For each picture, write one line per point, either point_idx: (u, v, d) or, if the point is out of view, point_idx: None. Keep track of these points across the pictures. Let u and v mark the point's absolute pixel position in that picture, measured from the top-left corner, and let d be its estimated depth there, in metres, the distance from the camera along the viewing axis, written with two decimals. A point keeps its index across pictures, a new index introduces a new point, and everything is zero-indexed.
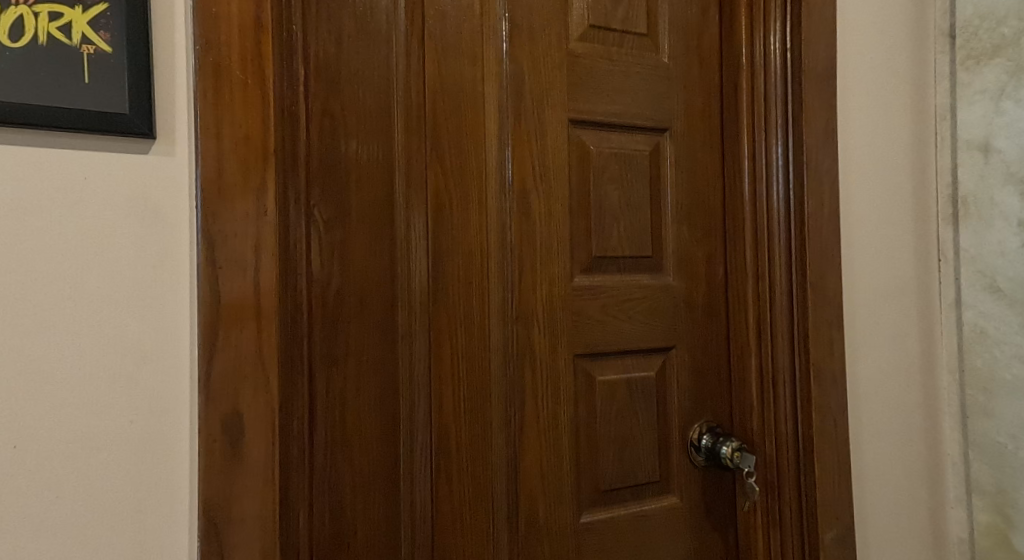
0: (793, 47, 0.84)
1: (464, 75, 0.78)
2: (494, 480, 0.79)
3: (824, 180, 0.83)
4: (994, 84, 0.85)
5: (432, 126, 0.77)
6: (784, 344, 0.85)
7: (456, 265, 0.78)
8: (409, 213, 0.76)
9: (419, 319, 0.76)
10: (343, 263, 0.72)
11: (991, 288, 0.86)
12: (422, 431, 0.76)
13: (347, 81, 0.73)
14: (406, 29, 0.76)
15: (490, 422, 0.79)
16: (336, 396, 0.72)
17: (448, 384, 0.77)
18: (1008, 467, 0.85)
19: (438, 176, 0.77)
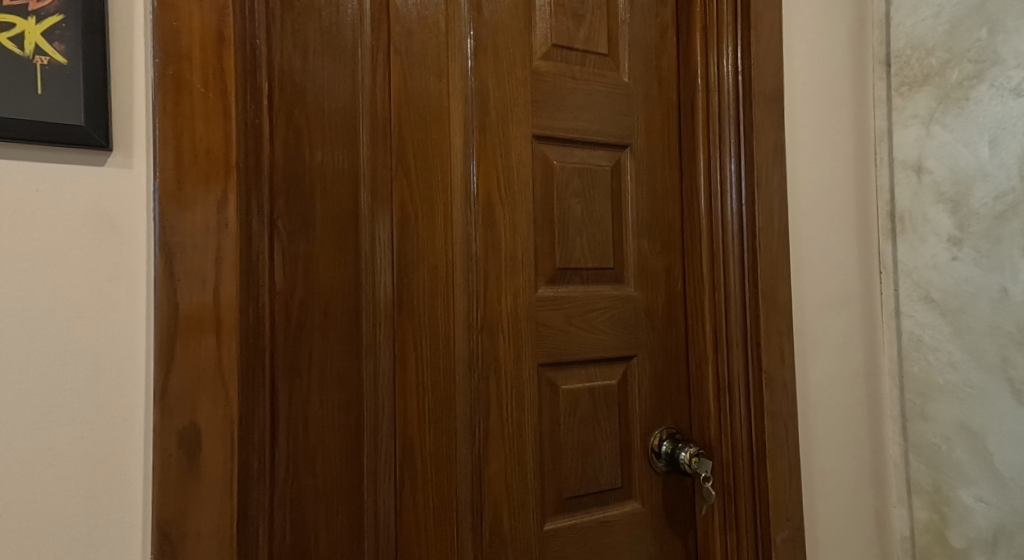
0: (743, 70, 0.88)
1: (430, 91, 0.80)
2: (458, 489, 0.80)
3: (773, 196, 0.88)
4: (925, 108, 0.91)
5: (398, 139, 0.78)
6: (739, 352, 0.89)
7: (421, 276, 0.79)
8: (374, 225, 0.77)
9: (384, 329, 0.77)
10: (308, 274, 0.73)
11: (925, 299, 0.92)
12: (386, 441, 0.77)
13: (312, 96, 0.74)
14: (372, 45, 0.78)
15: (455, 432, 0.80)
16: (300, 406, 0.72)
17: (412, 394, 0.78)
18: (944, 467, 0.91)
19: (403, 190, 0.79)
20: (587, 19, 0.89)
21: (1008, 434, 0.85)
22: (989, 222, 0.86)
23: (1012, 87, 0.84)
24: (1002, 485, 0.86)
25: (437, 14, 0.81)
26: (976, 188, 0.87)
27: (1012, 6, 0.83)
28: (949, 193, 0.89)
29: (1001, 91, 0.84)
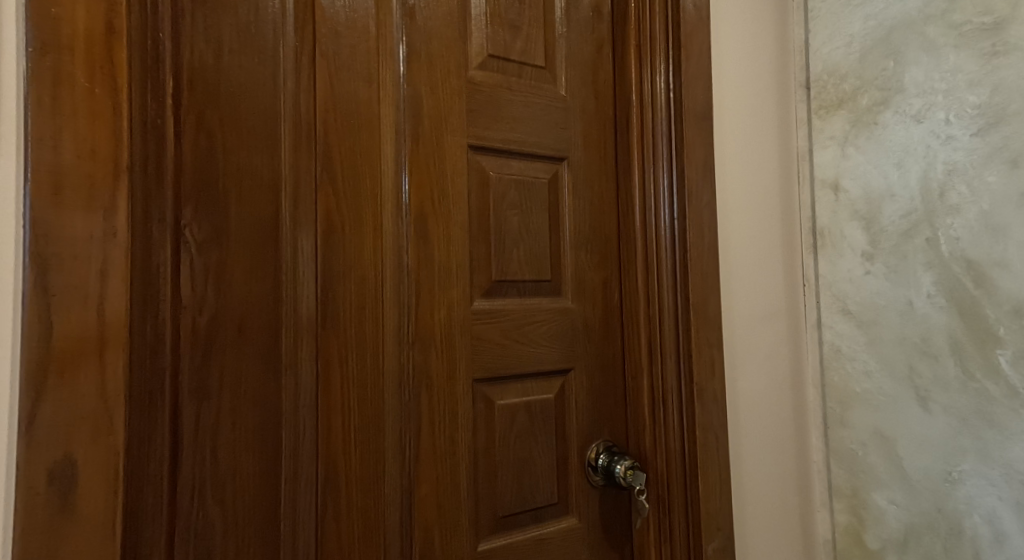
0: (674, 87, 0.91)
1: (359, 96, 0.76)
2: (386, 513, 0.76)
3: (703, 212, 0.90)
4: (840, 130, 0.97)
5: (323, 144, 0.74)
6: (672, 364, 0.90)
7: (348, 289, 0.75)
8: (297, 235, 0.72)
9: (306, 345, 0.72)
10: (221, 287, 0.68)
11: (843, 311, 0.97)
12: (307, 466, 0.72)
13: (228, 96, 0.69)
14: (296, 45, 0.73)
15: (383, 453, 0.76)
16: (208, 430, 0.67)
17: (336, 413, 0.73)
18: (861, 472, 0.96)
19: (329, 198, 0.74)
20: (522, 31, 0.89)
21: (916, 439, 0.90)
22: (896, 238, 0.91)
23: (913, 114, 0.89)
24: (912, 489, 0.90)
25: (367, 18, 0.77)
26: (885, 207, 0.92)
27: (912, 38, 0.90)
28: (862, 211, 0.95)
29: (905, 117, 0.90)
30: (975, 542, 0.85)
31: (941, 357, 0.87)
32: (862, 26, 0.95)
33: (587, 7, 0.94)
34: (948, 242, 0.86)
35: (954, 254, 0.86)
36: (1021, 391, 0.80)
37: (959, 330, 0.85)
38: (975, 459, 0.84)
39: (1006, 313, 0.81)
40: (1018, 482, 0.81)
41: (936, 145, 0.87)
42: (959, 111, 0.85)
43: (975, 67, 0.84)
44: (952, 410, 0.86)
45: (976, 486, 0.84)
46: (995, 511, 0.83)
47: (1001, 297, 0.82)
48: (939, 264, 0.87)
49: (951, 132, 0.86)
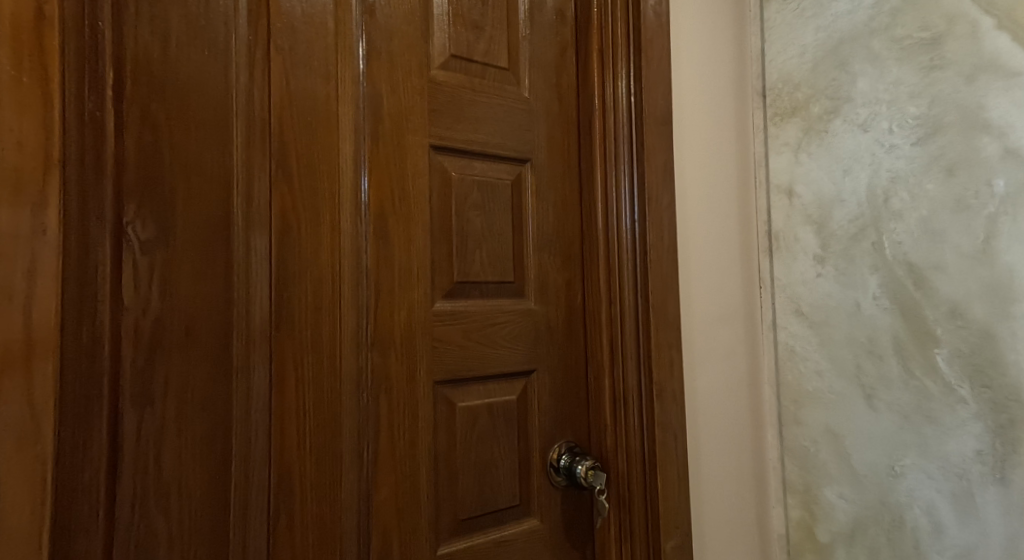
0: (636, 92, 0.92)
1: (316, 92, 0.74)
2: (343, 521, 0.73)
3: (663, 214, 0.92)
4: (794, 137, 1.01)
5: (277, 141, 0.71)
6: (633, 365, 0.91)
7: (303, 291, 0.72)
8: (250, 233, 0.69)
9: (259, 348, 0.69)
10: (165, 288, 0.64)
11: (797, 313, 1.01)
12: (259, 473, 0.68)
13: (174, 87, 0.66)
14: (249, 37, 0.70)
15: (340, 459, 0.73)
16: (152, 436, 0.63)
17: (291, 419, 0.70)
18: (812, 468, 0.99)
19: (283, 196, 0.71)
20: (486, 32, 0.88)
21: (862, 436, 0.93)
22: (845, 241, 0.95)
23: (860, 123, 0.93)
24: (858, 483, 0.94)
25: (325, 14, 0.75)
26: (835, 212, 0.96)
27: (859, 51, 0.93)
28: (814, 215, 0.98)
29: (853, 126, 0.94)
30: (915, 533, 0.88)
31: (885, 356, 0.91)
32: (813, 37, 0.99)
33: (550, 10, 0.94)
34: (892, 246, 0.90)
35: (897, 257, 0.90)
36: (956, 388, 0.85)
37: (902, 330, 0.89)
38: (915, 454, 0.88)
39: (944, 314, 0.85)
40: (954, 475, 0.85)
41: (881, 154, 0.91)
42: (900, 121, 0.89)
43: (915, 79, 0.88)
44: (895, 407, 0.90)
45: (916, 480, 0.88)
46: (934, 503, 0.87)
47: (939, 299, 0.86)
48: (884, 266, 0.91)
49: (893, 141, 0.90)
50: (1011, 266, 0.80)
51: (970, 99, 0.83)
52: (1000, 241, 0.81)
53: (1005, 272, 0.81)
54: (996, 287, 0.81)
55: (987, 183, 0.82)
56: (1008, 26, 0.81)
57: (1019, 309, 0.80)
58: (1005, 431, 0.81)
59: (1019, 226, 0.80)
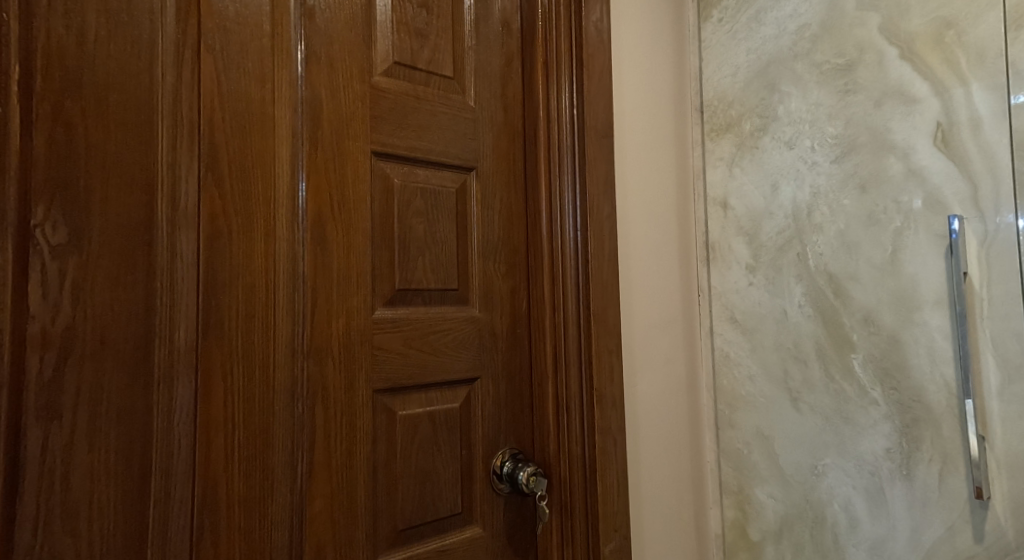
0: (578, 105, 0.95)
1: (248, 94, 0.72)
2: (273, 533, 0.71)
3: (604, 224, 0.95)
4: (728, 153, 1.06)
5: (207, 145, 0.70)
6: (575, 371, 0.93)
7: (234, 298, 0.71)
8: (173, 235, 0.67)
9: (183, 358, 0.67)
10: (78, 295, 0.63)
11: (731, 320, 1.05)
12: (180, 488, 0.66)
13: (91, 86, 0.64)
14: (178, 38, 0.69)
15: (272, 471, 0.72)
16: (60, 453, 0.61)
17: (217, 429, 0.69)
18: (745, 469, 1.03)
19: (213, 201, 0.70)
20: (430, 40, 0.89)
21: (789, 437, 0.98)
22: (773, 252, 1.00)
23: (786, 140, 0.98)
24: (785, 482, 0.98)
25: (260, 16, 0.74)
26: (764, 224, 1.01)
27: (785, 72, 0.98)
28: (746, 226, 1.03)
29: (780, 143, 0.99)
30: (834, 528, 0.93)
31: (809, 362, 0.96)
32: (745, 58, 1.04)
33: (496, 22, 0.95)
34: (814, 257, 0.95)
35: (819, 267, 0.94)
36: (869, 390, 0.90)
37: (824, 337, 0.94)
38: (834, 453, 0.93)
39: (859, 321, 0.90)
40: (868, 472, 0.90)
41: (804, 170, 0.96)
42: (821, 140, 0.94)
43: (833, 101, 0.93)
44: (818, 410, 0.95)
45: (835, 478, 0.93)
46: (851, 501, 0.91)
47: (854, 307, 0.91)
48: (807, 277, 0.96)
49: (815, 158, 0.95)
50: (914, 276, 0.85)
51: (880, 121, 0.89)
52: (906, 253, 0.86)
53: (910, 281, 0.86)
54: (903, 296, 0.86)
55: (895, 199, 0.87)
56: (910, 56, 0.86)
57: (921, 316, 0.85)
58: (910, 430, 0.86)
59: (921, 240, 0.85)
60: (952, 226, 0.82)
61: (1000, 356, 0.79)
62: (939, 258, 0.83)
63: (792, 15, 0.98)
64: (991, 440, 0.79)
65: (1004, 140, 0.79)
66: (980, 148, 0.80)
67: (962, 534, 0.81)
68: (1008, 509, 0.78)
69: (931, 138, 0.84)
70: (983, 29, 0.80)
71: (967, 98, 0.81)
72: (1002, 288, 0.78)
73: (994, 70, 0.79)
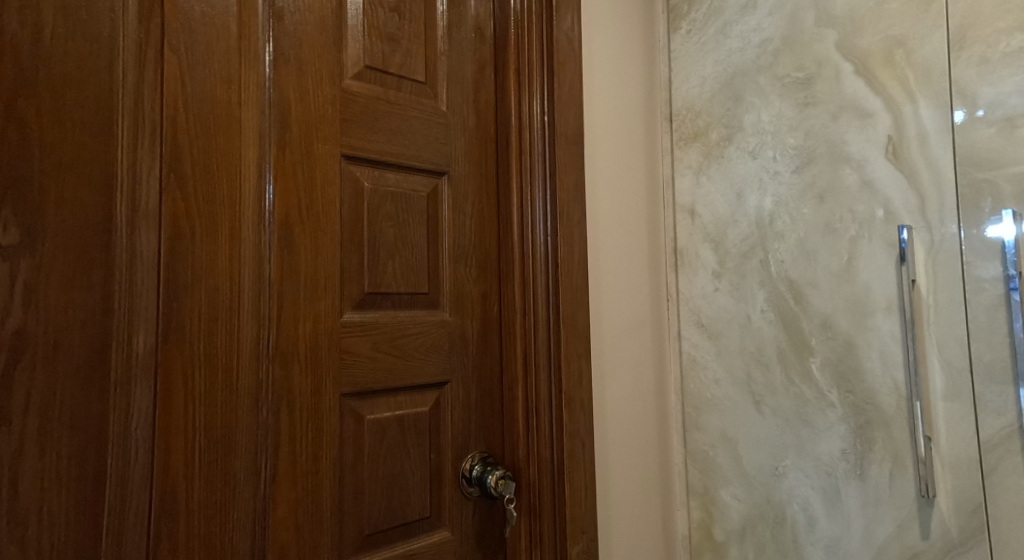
0: (549, 112, 0.96)
1: (214, 95, 0.72)
2: (235, 539, 0.70)
3: (574, 229, 0.96)
4: (696, 161, 1.08)
5: (170, 145, 0.69)
6: (544, 375, 0.94)
7: (198, 301, 0.70)
8: (133, 236, 0.67)
9: (141, 361, 0.66)
10: (31, 297, 0.61)
11: (698, 325, 1.07)
12: (137, 495, 0.65)
13: (47, 83, 0.63)
14: (141, 36, 0.68)
15: (234, 476, 0.71)
16: (8, 459, 0.60)
17: (177, 435, 0.68)
18: (710, 471, 1.05)
19: (176, 203, 0.69)
20: (402, 45, 0.89)
21: (752, 439, 1.00)
22: (737, 259, 1.02)
23: (750, 150, 1.00)
24: (748, 484, 1.00)
25: (228, 17, 0.73)
26: (729, 231, 1.03)
27: (749, 84, 1.01)
28: (712, 233, 1.05)
29: (744, 153, 1.01)
30: (794, 528, 0.95)
31: (771, 365, 0.98)
32: (712, 70, 1.06)
33: (469, 28, 0.96)
34: (776, 264, 0.97)
35: (781, 274, 0.97)
36: (827, 393, 0.92)
37: (785, 342, 0.96)
38: (794, 455, 0.95)
39: (817, 326, 0.93)
40: (826, 472, 0.92)
41: (767, 179, 0.99)
42: (782, 151, 0.97)
43: (793, 114, 0.96)
44: (779, 412, 0.97)
45: (795, 478, 0.95)
46: (809, 501, 0.94)
47: (813, 312, 0.93)
48: (769, 283, 0.98)
49: (777, 168, 0.97)
50: (868, 283, 0.88)
51: (836, 133, 0.91)
52: (860, 261, 0.89)
53: (864, 288, 0.89)
54: (858, 302, 0.89)
55: (851, 209, 0.90)
56: (864, 73, 0.89)
57: (874, 321, 0.88)
58: (864, 432, 0.89)
59: (874, 248, 0.88)
60: (901, 236, 0.85)
61: (945, 361, 0.82)
62: (890, 266, 0.86)
63: (755, 29, 1.01)
64: (936, 440, 0.82)
65: (948, 155, 0.82)
66: (926, 161, 0.83)
67: (910, 531, 0.84)
68: (952, 507, 0.81)
69: (883, 151, 0.87)
70: (930, 49, 0.83)
71: (916, 114, 0.84)
72: (947, 295, 0.81)
73: (939, 88, 0.82)
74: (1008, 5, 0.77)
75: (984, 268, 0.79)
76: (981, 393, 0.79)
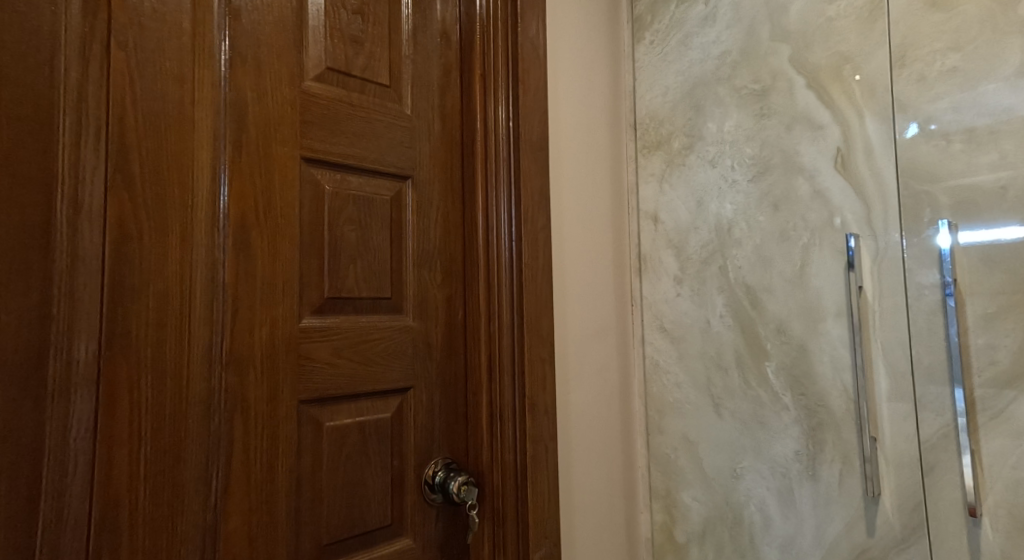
0: (514, 119, 0.96)
1: (165, 94, 0.70)
2: (182, 552, 0.69)
3: (539, 234, 0.96)
4: (659, 169, 1.09)
5: (116, 145, 0.67)
6: (508, 380, 0.94)
7: (145, 305, 0.68)
8: (75, 238, 0.65)
9: (82, 368, 0.65)
10: None
11: (660, 329, 1.09)
12: (75, 508, 0.64)
13: None
14: (86, 32, 0.66)
15: (182, 486, 0.69)
16: None
17: (120, 444, 0.66)
18: (673, 473, 1.06)
19: (122, 204, 0.67)
20: (366, 48, 0.88)
21: (711, 442, 1.01)
22: (698, 265, 1.04)
23: (709, 159, 1.02)
24: (707, 485, 1.01)
25: (181, 14, 0.72)
26: (690, 238, 1.05)
27: (709, 95, 1.03)
28: (674, 239, 1.07)
29: (704, 161, 1.03)
30: (751, 528, 0.97)
31: (729, 369, 1.00)
32: (674, 80, 1.08)
33: (435, 33, 0.96)
34: (734, 270, 0.99)
35: (738, 280, 0.99)
36: (780, 396, 0.94)
37: (743, 348, 0.98)
38: (751, 456, 0.97)
39: (772, 331, 0.95)
40: (780, 473, 0.94)
41: (725, 188, 1.00)
42: (739, 160, 0.99)
43: (750, 124, 0.98)
44: (737, 415, 0.99)
45: (752, 479, 0.97)
46: (765, 501, 0.95)
47: (768, 317, 0.96)
48: (728, 289, 1.00)
49: (735, 177, 0.99)
50: (819, 289, 0.91)
51: (790, 144, 0.94)
52: (812, 267, 0.91)
53: (815, 294, 0.91)
54: (810, 308, 0.91)
55: (803, 218, 0.92)
56: (815, 86, 0.92)
57: (825, 326, 0.90)
58: (815, 433, 0.91)
59: (824, 255, 0.90)
60: (849, 244, 0.87)
61: (889, 365, 0.84)
62: (840, 272, 0.88)
63: (715, 41, 1.03)
64: (881, 440, 0.85)
65: (892, 167, 0.84)
66: (871, 173, 0.86)
67: (857, 529, 0.86)
68: (895, 504, 0.83)
69: (832, 162, 0.90)
70: (876, 65, 0.86)
71: (862, 127, 0.87)
72: (890, 301, 0.84)
73: (883, 103, 0.85)
74: (943, 26, 0.80)
75: (924, 275, 0.81)
76: (921, 394, 0.81)
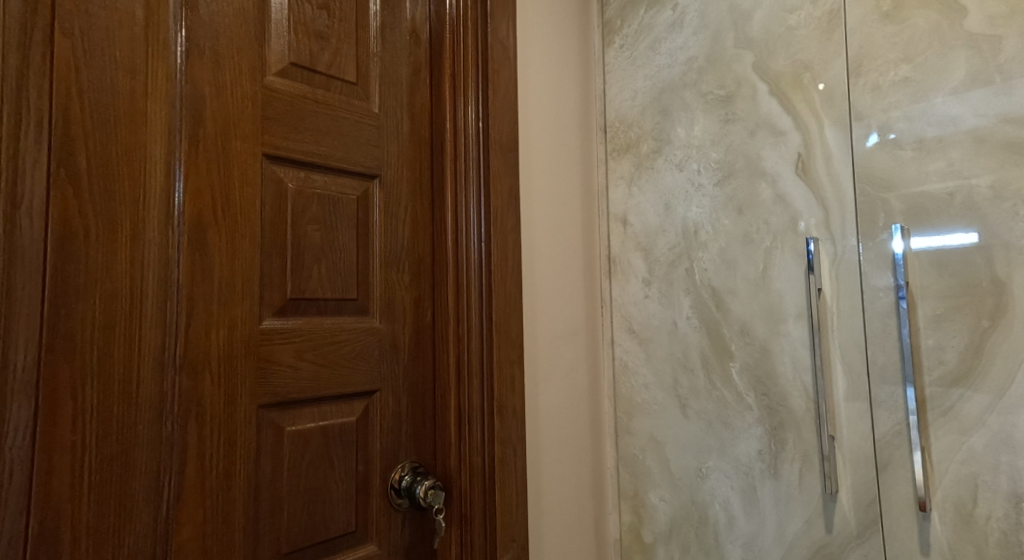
0: (483, 119, 0.95)
1: (115, 87, 0.68)
2: None
3: (508, 235, 0.96)
4: (628, 171, 1.10)
5: (60, 138, 0.65)
6: (476, 382, 0.93)
7: (90, 306, 0.66)
8: (14, 234, 0.62)
9: (21, 372, 0.62)
10: None
11: (630, 331, 1.09)
12: (12, 520, 0.61)
13: None
14: (29, 19, 0.64)
15: (129, 495, 0.67)
16: None
17: (62, 451, 0.63)
18: (641, 474, 1.06)
19: (66, 201, 0.65)
20: (331, 44, 0.87)
21: (678, 443, 1.02)
22: (666, 267, 1.04)
23: (676, 162, 1.03)
24: (674, 485, 1.02)
25: (133, 4, 0.70)
26: (658, 240, 1.05)
27: (676, 100, 1.03)
28: (643, 241, 1.07)
29: (672, 165, 1.03)
30: (715, 527, 0.97)
31: (695, 370, 1.00)
32: (643, 84, 1.08)
33: (404, 31, 0.95)
34: (700, 272, 1.00)
35: (704, 282, 0.99)
36: (744, 396, 0.95)
37: (709, 350, 0.99)
38: (716, 456, 0.98)
39: (736, 333, 0.96)
40: (744, 472, 0.95)
41: (692, 192, 1.01)
42: (705, 163, 1.00)
43: (716, 129, 0.99)
44: (703, 416, 0.99)
45: (717, 479, 0.97)
46: (729, 500, 0.96)
47: (733, 319, 0.96)
48: (694, 291, 1.01)
49: (701, 181, 1.00)
50: (781, 291, 0.92)
51: (753, 149, 0.95)
52: (774, 270, 0.92)
53: (777, 296, 0.92)
54: (772, 309, 0.92)
55: (765, 221, 0.93)
56: (777, 93, 0.93)
57: (786, 327, 0.91)
58: (777, 433, 0.92)
59: (786, 258, 0.91)
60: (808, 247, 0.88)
61: (846, 365, 0.85)
62: (800, 275, 0.90)
63: (682, 47, 1.03)
64: (839, 438, 0.86)
65: (848, 173, 0.86)
66: (830, 178, 0.87)
67: (817, 526, 0.87)
68: (853, 502, 0.85)
69: (793, 166, 0.91)
70: (834, 73, 0.87)
71: (820, 132, 0.88)
72: (847, 303, 0.85)
73: (841, 110, 0.86)
74: (896, 38, 0.82)
75: (878, 278, 0.83)
76: (875, 394, 0.83)
